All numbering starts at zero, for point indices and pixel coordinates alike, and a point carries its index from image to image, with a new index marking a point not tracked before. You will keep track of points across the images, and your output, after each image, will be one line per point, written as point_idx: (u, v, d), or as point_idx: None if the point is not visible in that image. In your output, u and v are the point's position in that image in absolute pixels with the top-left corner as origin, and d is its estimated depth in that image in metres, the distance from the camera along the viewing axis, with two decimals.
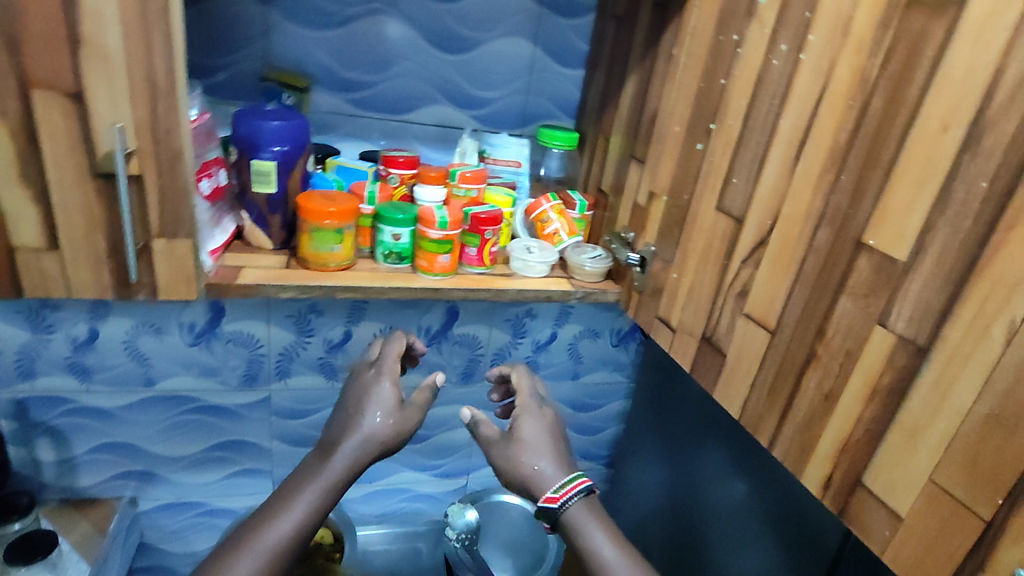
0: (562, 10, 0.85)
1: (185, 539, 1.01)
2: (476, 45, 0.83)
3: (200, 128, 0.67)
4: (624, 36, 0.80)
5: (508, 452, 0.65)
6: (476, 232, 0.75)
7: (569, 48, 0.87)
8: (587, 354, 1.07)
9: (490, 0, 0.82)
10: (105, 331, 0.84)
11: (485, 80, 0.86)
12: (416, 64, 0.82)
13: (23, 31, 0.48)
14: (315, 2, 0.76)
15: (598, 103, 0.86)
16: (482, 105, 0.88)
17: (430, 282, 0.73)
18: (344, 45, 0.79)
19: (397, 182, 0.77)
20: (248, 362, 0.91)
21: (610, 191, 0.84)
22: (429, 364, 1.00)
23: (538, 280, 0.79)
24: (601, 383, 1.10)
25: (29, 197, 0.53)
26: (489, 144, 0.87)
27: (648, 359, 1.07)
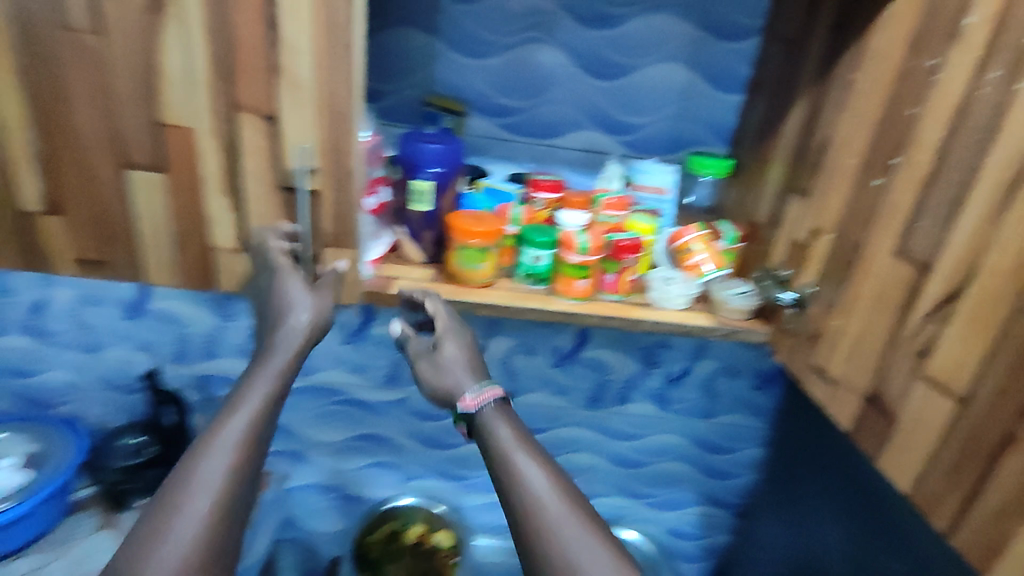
0: (722, 33, 0.82)
1: (324, 518, 1.11)
2: (629, 70, 0.83)
3: (370, 149, 0.73)
4: (793, 59, 0.75)
5: (430, 366, 0.65)
6: (615, 259, 0.74)
7: (727, 72, 0.84)
8: (723, 392, 1.01)
9: (648, 27, 0.81)
10: None
11: (635, 106, 0.86)
12: (568, 90, 0.84)
13: (239, 65, 0.56)
14: (477, 32, 0.81)
15: (757, 130, 0.82)
16: (631, 130, 0.87)
17: (565, 306, 0.73)
18: (501, 72, 0.83)
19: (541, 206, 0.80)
20: (393, 363, 0.97)
21: (764, 223, 0.79)
22: (556, 386, 0.99)
23: (679, 313, 0.76)
24: (736, 425, 1.03)
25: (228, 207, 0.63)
26: (634, 168, 0.85)
27: (791, 407, 0.98)
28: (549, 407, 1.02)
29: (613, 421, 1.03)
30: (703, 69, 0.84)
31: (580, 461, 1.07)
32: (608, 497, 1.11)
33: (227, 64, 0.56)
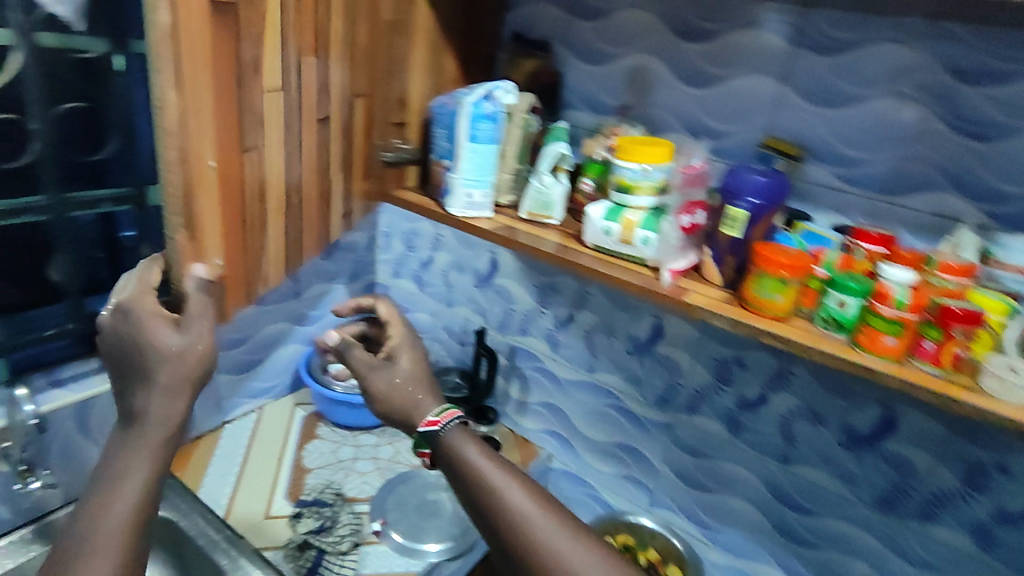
0: (821, 48, 0.87)
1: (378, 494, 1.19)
2: (724, 79, 0.94)
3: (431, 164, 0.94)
4: (879, 76, 0.84)
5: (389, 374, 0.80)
6: (784, 278, 0.73)
7: (830, 90, 0.87)
8: (803, 437, 1.02)
9: (744, 45, 0.92)
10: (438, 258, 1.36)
11: (727, 114, 0.95)
12: (670, 95, 0.99)
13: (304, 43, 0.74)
14: (599, 51, 1.03)
15: (840, 138, 0.88)
16: (719, 136, 0.97)
17: (699, 315, 0.77)
18: (608, 78, 1.03)
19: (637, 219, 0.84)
20: (504, 311, 1.29)
21: (876, 247, 0.76)
22: (631, 373, 1.16)
23: (782, 331, 0.74)
24: (817, 482, 1.02)
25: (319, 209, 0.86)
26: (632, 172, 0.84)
27: (882, 450, 0.96)
28: (621, 390, 1.19)
29: (698, 430, 1.12)
30: (822, 98, 0.88)
31: (650, 453, 1.19)
32: (671, 491, 1.18)
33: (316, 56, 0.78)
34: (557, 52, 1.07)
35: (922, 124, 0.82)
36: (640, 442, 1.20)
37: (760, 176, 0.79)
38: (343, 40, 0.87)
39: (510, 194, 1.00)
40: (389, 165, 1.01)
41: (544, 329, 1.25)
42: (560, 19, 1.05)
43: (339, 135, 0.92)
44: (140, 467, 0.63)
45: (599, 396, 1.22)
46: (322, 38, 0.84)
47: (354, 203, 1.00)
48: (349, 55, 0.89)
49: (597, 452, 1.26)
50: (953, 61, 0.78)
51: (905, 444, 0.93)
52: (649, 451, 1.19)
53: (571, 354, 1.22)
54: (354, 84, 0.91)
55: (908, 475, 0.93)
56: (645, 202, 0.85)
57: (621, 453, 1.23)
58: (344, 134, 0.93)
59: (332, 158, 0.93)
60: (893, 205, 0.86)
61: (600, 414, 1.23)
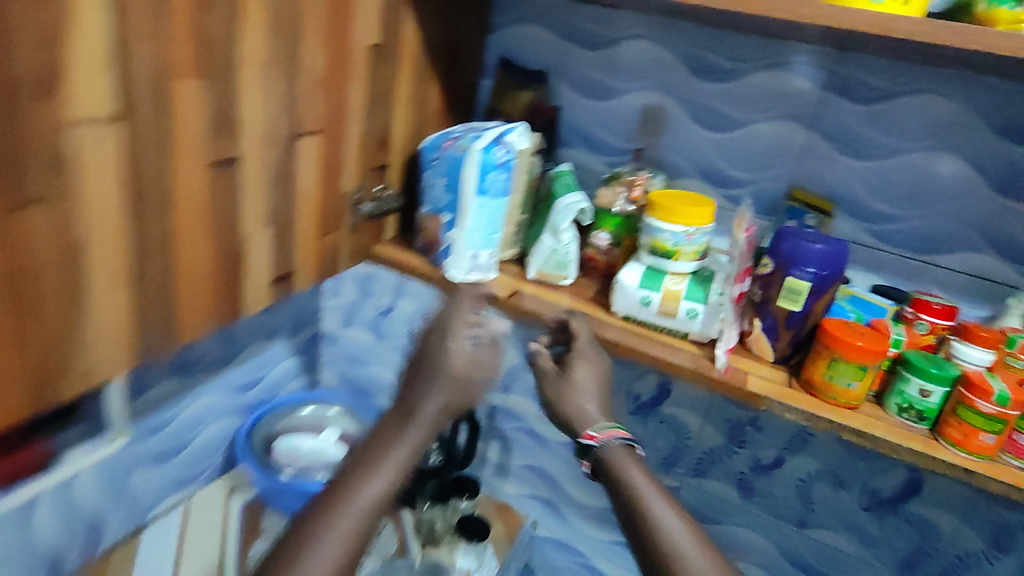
0: (855, 95, 0.79)
1: None
2: (742, 124, 0.85)
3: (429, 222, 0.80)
4: (918, 131, 0.77)
5: (558, 387, 0.68)
6: (856, 360, 0.66)
7: (863, 142, 0.80)
8: (820, 499, 0.97)
9: (768, 85, 0.82)
10: (398, 308, 1.17)
11: (747, 161, 0.86)
12: (679, 137, 0.88)
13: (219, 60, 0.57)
14: (594, 78, 0.89)
15: (871, 192, 0.81)
16: (736, 184, 0.87)
17: (757, 394, 0.68)
18: (609, 115, 0.90)
19: (675, 288, 0.74)
20: None
21: (937, 318, 0.71)
22: (631, 434, 1.06)
23: (851, 417, 0.67)
24: (833, 543, 0.99)
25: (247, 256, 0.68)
26: (666, 231, 0.73)
27: (901, 514, 0.92)
28: None
29: (708, 493, 1.04)
30: (856, 150, 0.81)
31: None
32: None
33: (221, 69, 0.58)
34: (555, 82, 0.93)
35: (964, 183, 0.77)
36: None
37: (817, 243, 0.70)
38: (265, 49, 0.62)
39: (512, 247, 0.86)
40: (366, 217, 0.83)
41: (531, 388, 1.11)
42: (552, 44, 0.90)
43: (256, 174, 0.66)
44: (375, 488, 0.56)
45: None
46: (227, 43, 0.58)
47: (297, 261, 0.76)
48: (280, 71, 0.64)
49: (591, 518, 1.15)
50: (999, 119, 0.73)
51: (930, 508, 0.90)
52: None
53: None
54: (290, 114, 0.67)
55: (932, 539, 0.91)
56: (686, 268, 0.74)
57: (620, 519, 1.13)
58: (276, 175, 0.69)
59: (251, 204, 0.67)
60: (928, 263, 0.81)
61: (596, 479, 1.12)
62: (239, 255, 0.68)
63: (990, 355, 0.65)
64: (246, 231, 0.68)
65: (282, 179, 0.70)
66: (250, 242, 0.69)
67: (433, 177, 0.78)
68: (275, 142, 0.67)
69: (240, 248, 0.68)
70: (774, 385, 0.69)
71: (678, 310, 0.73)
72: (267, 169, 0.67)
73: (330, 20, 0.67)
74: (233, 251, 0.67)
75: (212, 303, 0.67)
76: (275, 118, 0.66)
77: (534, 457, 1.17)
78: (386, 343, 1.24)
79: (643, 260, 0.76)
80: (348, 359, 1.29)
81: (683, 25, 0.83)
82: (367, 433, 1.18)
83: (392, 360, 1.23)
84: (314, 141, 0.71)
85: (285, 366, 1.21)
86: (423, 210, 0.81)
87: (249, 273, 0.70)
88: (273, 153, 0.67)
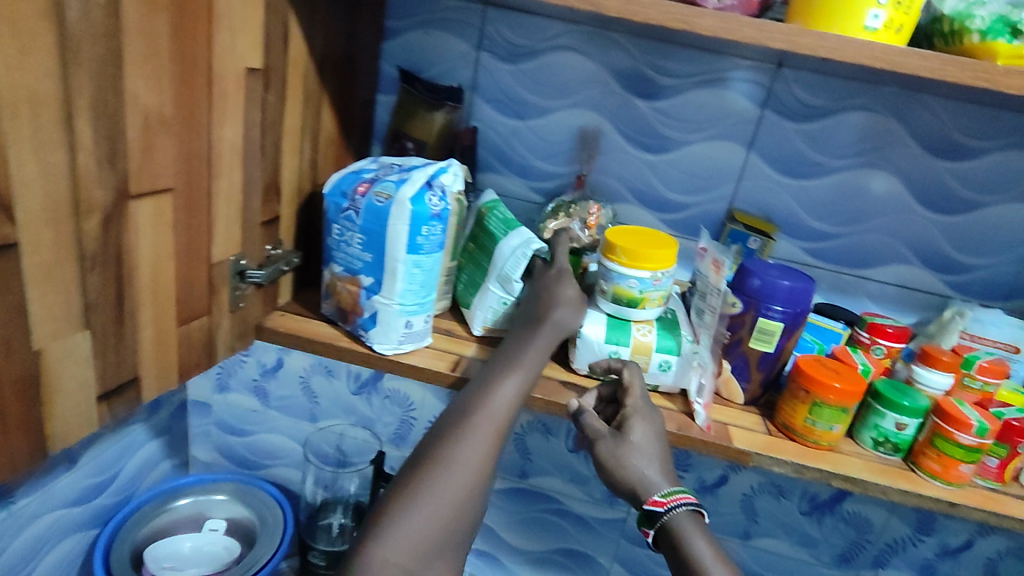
0: (789, 112, 0.77)
1: None
2: (678, 144, 0.80)
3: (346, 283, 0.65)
4: (849, 146, 0.77)
5: (616, 450, 0.59)
6: (839, 404, 0.63)
7: (797, 158, 0.78)
8: (765, 513, 0.97)
9: (703, 101, 0.77)
10: (289, 363, 0.99)
11: (685, 182, 0.81)
12: (613, 158, 0.81)
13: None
14: (518, 95, 0.80)
15: (807, 209, 0.80)
16: (675, 208, 0.82)
17: (746, 451, 0.63)
18: (537, 136, 0.82)
19: (644, 338, 0.66)
20: (399, 421, 0.99)
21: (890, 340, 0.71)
22: (573, 473, 0.98)
23: (836, 462, 0.64)
24: (778, 553, 0.99)
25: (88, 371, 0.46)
26: (630, 276, 0.65)
27: (840, 516, 0.94)
28: (560, 493, 1.00)
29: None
30: (790, 168, 0.79)
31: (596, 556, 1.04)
32: None
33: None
34: (469, 100, 0.81)
35: (893, 198, 0.78)
36: (592, 547, 1.03)
37: (784, 278, 0.65)
38: (61, 87, 0.39)
39: (444, 299, 0.72)
40: (256, 286, 0.64)
41: None
42: (467, 57, 0.79)
43: (49, 270, 0.42)
44: (448, 490, 0.50)
45: (534, 504, 1.02)
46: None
47: (145, 365, 0.52)
48: (88, 115, 0.41)
49: (532, 563, 1.07)
50: (921, 133, 0.75)
51: (864, 504, 0.93)
52: (601, 555, 1.03)
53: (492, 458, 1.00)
54: (111, 172, 0.44)
55: (866, 533, 0.94)
56: (650, 315, 0.67)
57: (565, 560, 1.05)
58: (96, 261, 0.45)
59: (38, 315, 0.42)
60: (860, 277, 0.82)
61: (537, 522, 1.03)
62: (36, 378, 0.43)
63: (949, 378, 0.66)
64: (37, 346, 0.42)
65: (107, 262, 0.46)
66: (52, 360, 0.44)
67: (347, 228, 0.63)
68: (74, 221, 0.42)
69: (33, 370, 0.42)
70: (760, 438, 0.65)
71: (650, 361, 0.66)
72: (77, 257, 0.43)
73: (175, 32, 0.47)
74: (18, 376, 0.41)
75: None
76: (93, 188, 0.43)
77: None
78: (274, 407, 1.02)
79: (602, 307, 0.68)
80: (226, 428, 1.05)
81: (613, 37, 0.76)
82: (266, 518, 0.95)
83: (286, 425, 1.03)
84: (163, 204, 0.50)
85: (145, 452, 0.95)
86: (335, 270, 0.66)
87: (58, 406, 0.45)
88: (71, 239, 0.43)
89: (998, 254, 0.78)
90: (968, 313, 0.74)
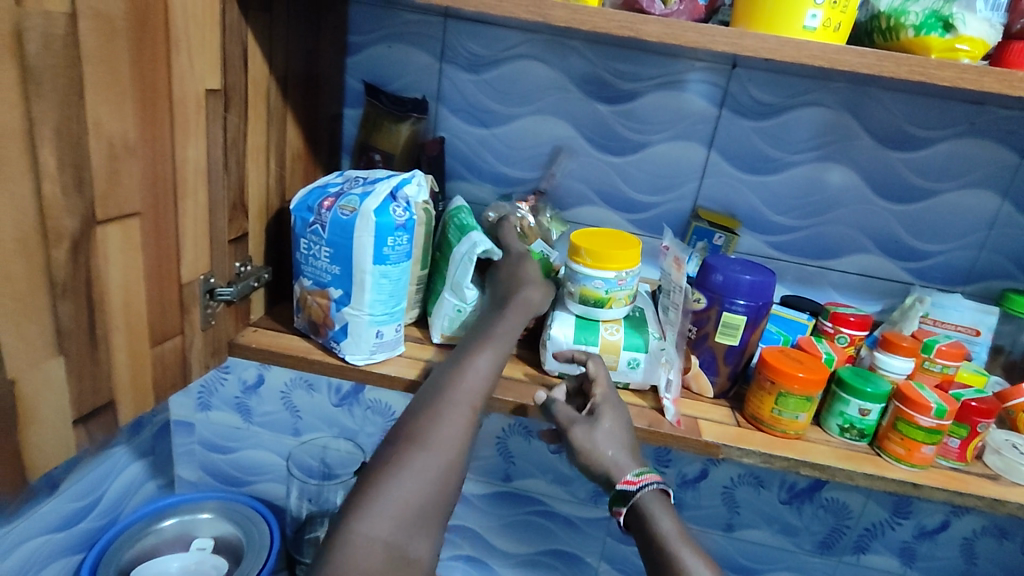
0: (746, 111, 0.79)
1: None
2: (641, 146, 0.81)
3: (316, 298, 0.66)
4: (808, 140, 0.79)
5: (590, 436, 0.62)
6: (806, 393, 0.64)
7: (758, 155, 0.80)
8: (745, 504, 0.98)
9: (663, 103, 0.79)
10: (269, 379, 0.99)
11: (649, 183, 0.83)
12: (578, 162, 0.83)
13: None
14: (481, 104, 0.82)
15: (770, 203, 0.82)
16: (642, 208, 0.84)
17: (717, 442, 0.65)
18: (502, 143, 0.83)
19: (613, 338, 0.67)
20: (382, 430, 1.00)
21: (854, 328, 0.73)
22: (556, 474, 0.99)
23: (809, 451, 0.66)
24: (762, 543, 1.00)
25: (58, 393, 0.46)
26: (595, 278, 0.66)
27: (820, 504, 0.96)
28: (544, 494, 1.01)
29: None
30: (751, 164, 0.80)
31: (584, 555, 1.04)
32: None
33: None
34: (434, 110, 0.82)
35: (852, 190, 0.80)
36: (579, 546, 1.04)
37: (746, 273, 0.67)
38: (18, 117, 0.39)
39: (415, 308, 0.73)
40: (227, 303, 0.65)
41: None
42: (430, 69, 0.81)
43: (20, 298, 0.42)
44: (432, 465, 0.52)
45: (520, 506, 1.03)
46: None
47: (122, 385, 0.53)
48: (53, 144, 0.42)
49: (521, 565, 1.07)
50: (875, 125, 0.77)
51: (841, 489, 0.95)
52: (588, 554, 1.04)
53: (477, 464, 1.01)
54: (78, 198, 0.45)
55: (845, 518, 0.96)
56: (619, 314, 0.68)
57: (553, 561, 1.06)
58: (62, 289, 0.45)
59: (10, 345, 0.42)
60: (823, 268, 0.84)
61: (523, 525, 1.04)
62: (13, 408, 0.43)
63: (910, 362, 0.68)
64: (10, 374, 0.42)
65: (75, 289, 0.46)
66: (27, 388, 0.44)
67: (314, 245, 0.64)
68: (44, 248, 0.43)
69: (9, 399, 0.42)
70: (730, 430, 0.66)
71: (618, 361, 0.68)
72: (40, 286, 0.43)
73: (135, 58, 0.48)
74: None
75: None
76: (56, 217, 0.43)
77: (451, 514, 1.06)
78: (256, 423, 1.03)
79: (571, 308, 0.69)
80: (209, 446, 1.05)
81: (572, 44, 0.78)
82: (252, 535, 0.95)
83: (270, 441, 1.04)
84: (128, 229, 0.50)
85: (129, 474, 0.95)
86: (305, 284, 0.67)
87: (35, 434, 0.45)
88: (42, 267, 0.43)
89: (955, 240, 0.80)
90: (928, 298, 0.76)
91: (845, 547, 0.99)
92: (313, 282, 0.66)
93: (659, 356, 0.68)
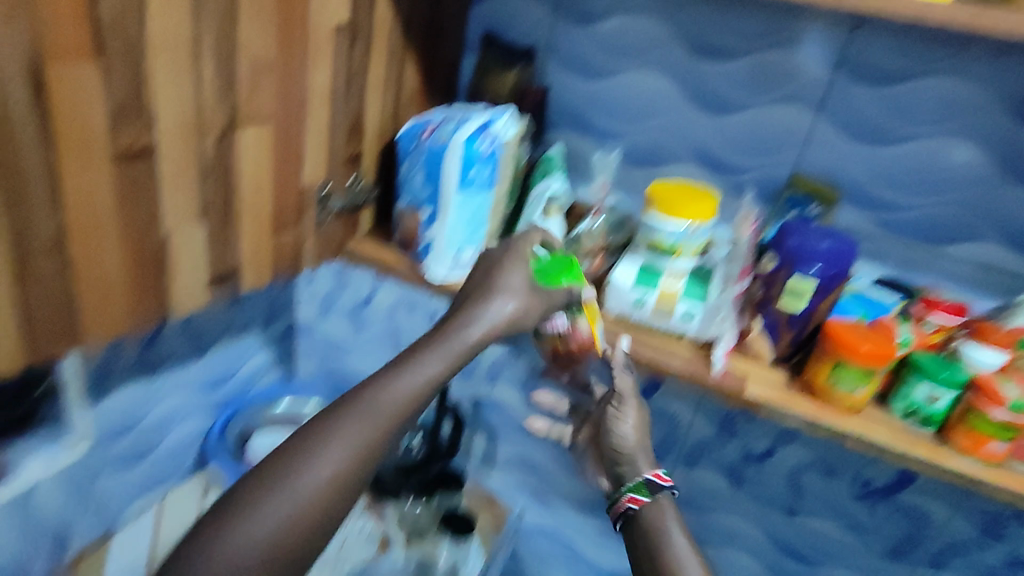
0: (860, 76, 0.75)
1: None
2: (740, 108, 0.80)
3: (409, 215, 0.75)
4: (926, 113, 0.73)
5: (616, 416, 0.70)
6: (867, 372, 0.63)
7: (864, 125, 0.76)
8: (813, 492, 0.95)
9: (766, 65, 0.78)
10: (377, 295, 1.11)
11: (743, 146, 0.82)
12: (674, 120, 0.84)
13: (150, 43, 0.49)
14: (585, 58, 0.86)
15: (872, 178, 0.78)
16: (732, 171, 0.84)
17: (765, 403, 0.66)
18: (603, 98, 0.87)
19: (672, 286, 0.70)
20: None
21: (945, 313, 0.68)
22: None
23: (864, 426, 0.64)
24: (825, 534, 0.97)
25: (200, 253, 0.60)
26: (666, 225, 0.69)
27: (895, 507, 0.90)
28: None
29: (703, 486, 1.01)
30: (857, 134, 0.77)
31: None
32: None
33: (136, 47, 0.48)
34: (541, 59, 0.88)
35: (975, 170, 0.73)
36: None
37: (824, 240, 0.66)
38: (187, 31, 0.51)
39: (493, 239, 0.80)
40: (337, 212, 0.77)
41: None
42: (543, 19, 0.86)
43: (177, 170, 0.55)
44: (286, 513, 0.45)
45: (588, 465, 1.00)
46: (132, 26, 0.47)
47: (246, 258, 0.66)
48: (211, 54, 0.54)
49: None
50: (1013, 99, 0.70)
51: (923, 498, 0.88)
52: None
53: None
54: (226, 101, 0.57)
55: (924, 528, 0.89)
56: (686, 267, 0.70)
57: (617, 528, 1.00)
58: (207, 170, 0.58)
59: (168, 204, 0.55)
60: (929, 253, 0.78)
61: (591, 488, 0.99)
62: (165, 255, 0.57)
63: (1002, 355, 0.63)
64: (167, 228, 0.56)
65: (216, 172, 0.59)
66: (177, 242, 0.57)
67: (412, 167, 0.73)
68: (197, 135, 0.55)
69: (163, 247, 0.56)
70: (783, 394, 0.66)
71: (675, 308, 0.70)
72: (192, 164, 0.56)
73: None
74: (152, 249, 0.55)
75: (114, 314, 0.54)
76: (207, 110, 0.55)
77: (519, 456, 1.04)
78: (378, 330, 1.11)
79: (636, 251, 0.72)
80: (332, 346, 1.12)
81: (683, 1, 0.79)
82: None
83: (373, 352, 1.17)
84: (261, 132, 0.62)
85: (253, 360, 0.99)
86: (402, 202, 0.75)
87: (180, 278, 0.59)
88: (195, 150, 0.56)
89: None
90: None
91: (922, 559, 0.93)
92: (407, 201, 0.75)
93: (714, 309, 0.71)
